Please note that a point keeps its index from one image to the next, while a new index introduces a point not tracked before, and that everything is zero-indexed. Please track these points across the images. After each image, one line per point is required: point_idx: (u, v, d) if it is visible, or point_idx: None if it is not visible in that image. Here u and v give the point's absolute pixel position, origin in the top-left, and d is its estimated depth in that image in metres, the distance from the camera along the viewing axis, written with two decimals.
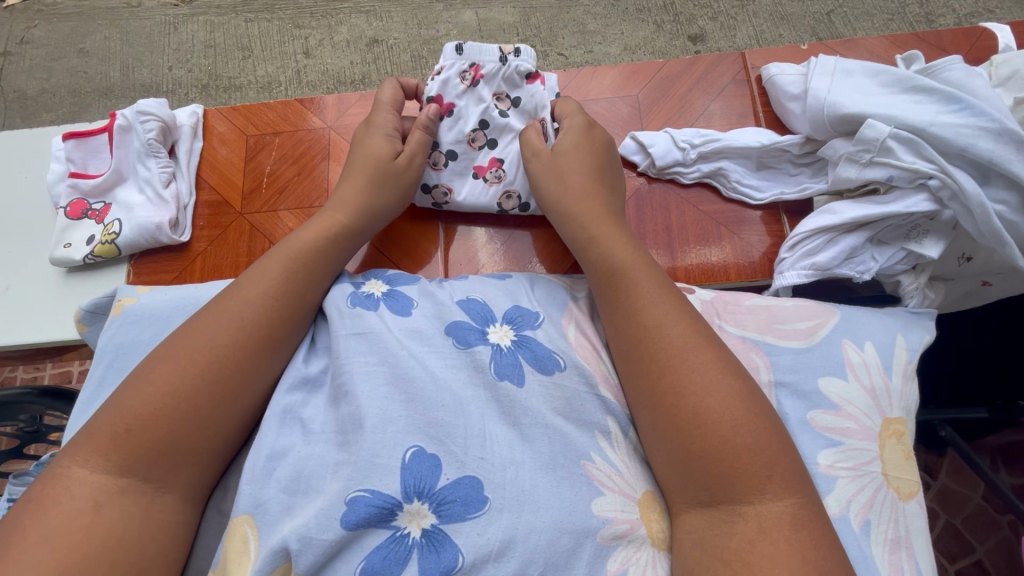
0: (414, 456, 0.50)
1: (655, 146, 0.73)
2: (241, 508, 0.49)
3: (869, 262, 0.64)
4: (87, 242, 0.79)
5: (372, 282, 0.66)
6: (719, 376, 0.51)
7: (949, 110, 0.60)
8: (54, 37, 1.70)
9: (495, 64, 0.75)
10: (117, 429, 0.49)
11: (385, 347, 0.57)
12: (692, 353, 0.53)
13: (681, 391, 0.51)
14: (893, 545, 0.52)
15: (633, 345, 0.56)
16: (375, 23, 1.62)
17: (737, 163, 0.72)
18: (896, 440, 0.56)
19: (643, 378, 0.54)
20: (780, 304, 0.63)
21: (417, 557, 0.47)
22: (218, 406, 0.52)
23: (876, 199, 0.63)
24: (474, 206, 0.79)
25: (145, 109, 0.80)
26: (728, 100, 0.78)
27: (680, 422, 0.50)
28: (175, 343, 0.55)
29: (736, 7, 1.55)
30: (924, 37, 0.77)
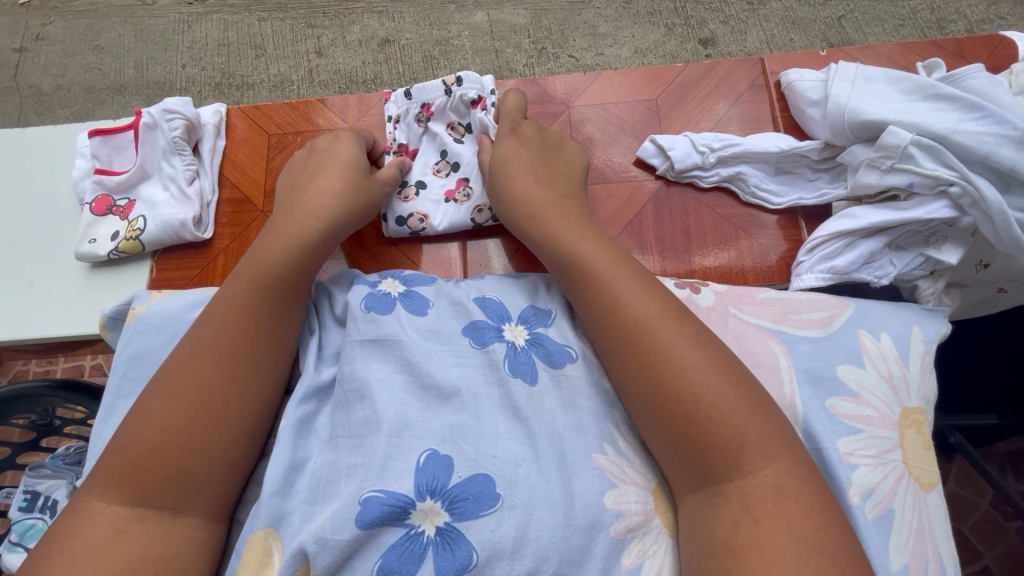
0: (429, 458, 0.51)
1: (675, 150, 0.73)
2: (262, 522, 0.50)
3: (887, 266, 0.64)
4: (112, 238, 0.80)
5: (389, 282, 0.66)
6: (684, 353, 0.51)
7: (972, 117, 0.60)
8: (70, 34, 1.71)
9: (443, 98, 0.82)
10: (128, 458, 0.50)
11: (403, 348, 0.58)
12: (661, 329, 0.53)
13: (655, 368, 0.51)
14: (916, 536, 0.52)
15: (603, 329, 0.56)
16: (387, 23, 1.63)
17: (756, 168, 0.73)
18: (915, 429, 0.56)
19: (621, 361, 0.54)
20: (793, 297, 0.64)
21: (432, 554, 0.48)
22: (210, 431, 0.52)
23: (894, 204, 0.63)
24: (452, 227, 0.80)
25: (171, 107, 0.81)
26: (746, 105, 0.79)
27: (656, 404, 0.51)
28: (174, 369, 0.54)
29: (747, 11, 1.56)
30: (942, 44, 0.78)
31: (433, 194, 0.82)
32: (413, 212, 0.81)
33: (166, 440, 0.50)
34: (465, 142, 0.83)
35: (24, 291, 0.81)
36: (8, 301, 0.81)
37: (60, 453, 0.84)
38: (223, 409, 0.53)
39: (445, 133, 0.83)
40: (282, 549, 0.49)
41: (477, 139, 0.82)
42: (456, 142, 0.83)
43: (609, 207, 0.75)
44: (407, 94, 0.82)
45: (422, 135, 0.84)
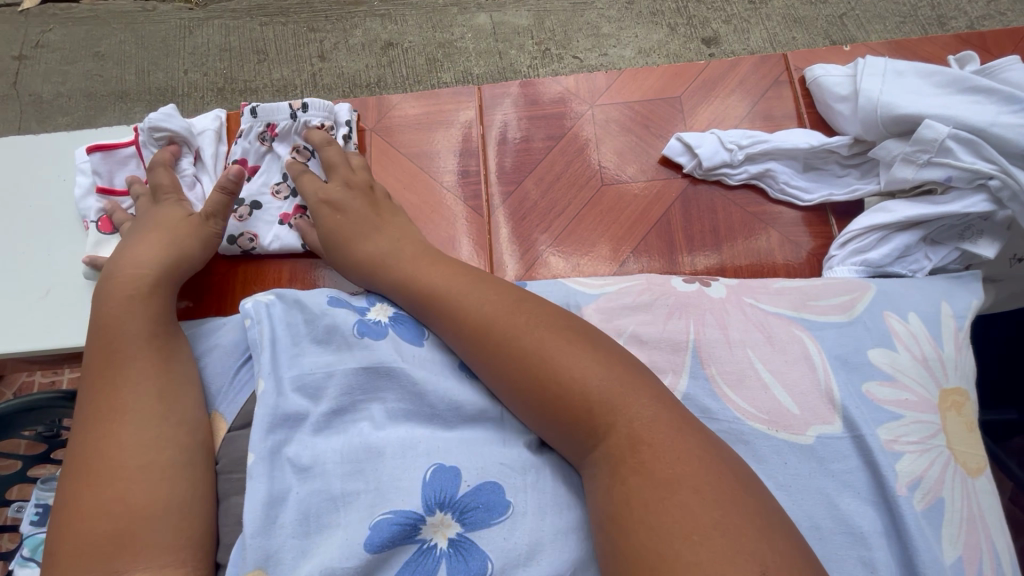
0: (435, 472, 0.51)
1: (703, 147, 0.72)
2: (250, 564, 0.47)
3: (922, 261, 0.64)
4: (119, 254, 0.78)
5: (377, 308, 0.64)
6: (524, 336, 0.54)
7: (1010, 109, 0.60)
8: (69, 41, 1.70)
9: (287, 121, 0.79)
10: (62, 552, 0.48)
11: (401, 378, 0.56)
12: (507, 319, 0.56)
13: (516, 357, 0.53)
14: (970, 524, 0.51)
15: (464, 335, 0.57)
16: (391, 26, 1.63)
17: (785, 165, 0.72)
18: (956, 412, 0.56)
19: (486, 364, 0.55)
20: (810, 284, 0.64)
21: (446, 566, 0.48)
22: (105, 491, 0.50)
23: (932, 199, 0.62)
24: (281, 249, 0.77)
25: (156, 124, 0.79)
26: (770, 102, 0.78)
27: (516, 391, 0.53)
28: (77, 450, 0.53)
29: (749, 10, 1.56)
30: (968, 39, 0.77)
31: (273, 217, 0.78)
32: (244, 233, 0.77)
33: (73, 513, 0.50)
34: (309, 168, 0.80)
35: (38, 302, 0.80)
36: (16, 312, 0.79)
37: None
38: (118, 466, 0.52)
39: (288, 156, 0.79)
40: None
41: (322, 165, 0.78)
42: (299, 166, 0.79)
43: (636, 207, 0.74)
44: (253, 111, 0.79)
45: (265, 154, 0.80)
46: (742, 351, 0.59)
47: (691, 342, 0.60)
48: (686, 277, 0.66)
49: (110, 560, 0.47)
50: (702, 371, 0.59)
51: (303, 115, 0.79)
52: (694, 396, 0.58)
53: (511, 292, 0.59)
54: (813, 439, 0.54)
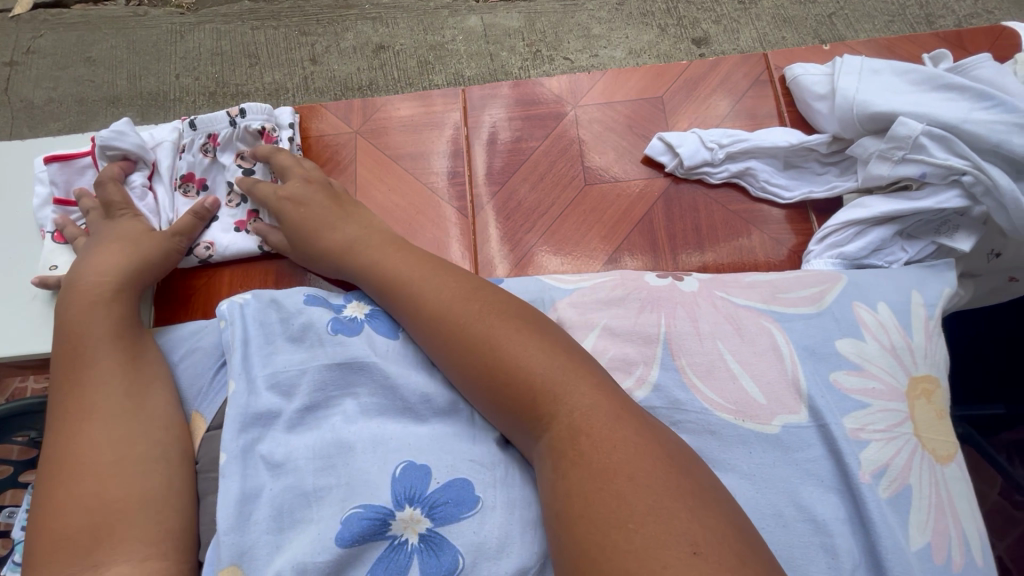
0: (404, 468, 0.51)
1: (683, 147, 0.73)
2: (225, 559, 0.48)
3: (898, 253, 0.64)
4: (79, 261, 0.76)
5: (354, 304, 0.65)
6: (476, 326, 0.55)
7: (982, 106, 0.60)
8: (61, 46, 1.70)
9: (226, 129, 0.78)
10: (39, 551, 0.48)
11: (374, 372, 0.58)
12: (461, 309, 0.57)
13: (469, 345, 0.54)
14: (938, 511, 0.52)
15: (420, 324, 0.59)
16: (381, 29, 1.63)
17: (765, 163, 0.73)
18: (926, 400, 0.56)
19: (441, 354, 0.57)
20: (779, 276, 0.65)
21: (417, 562, 0.48)
22: (81, 487, 0.51)
23: (905, 194, 0.63)
24: (237, 254, 0.77)
25: (108, 142, 0.76)
26: (751, 101, 0.79)
27: (469, 380, 0.54)
28: (49, 453, 0.53)
29: (739, 10, 1.57)
30: (944, 37, 0.78)
31: (227, 225, 0.78)
32: (199, 242, 0.76)
33: (50, 510, 0.50)
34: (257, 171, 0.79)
35: None
36: None
37: None
38: (91, 463, 0.52)
39: (233, 165, 0.79)
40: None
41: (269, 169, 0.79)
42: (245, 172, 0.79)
43: (618, 207, 0.75)
44: (190, 123, 0.78)
45: (210, 165, 0.80)
46: (712, 343, 0.60)
47: (662, 334, 0.61)
48: (660, 272, 0.67)
49: (89, 554, 0.48)
50: (673, 362, 0.60)
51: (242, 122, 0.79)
52: (672, 392, 0.58)
53: (468, 282, 0.60)
54: (779, 428, 0.55)
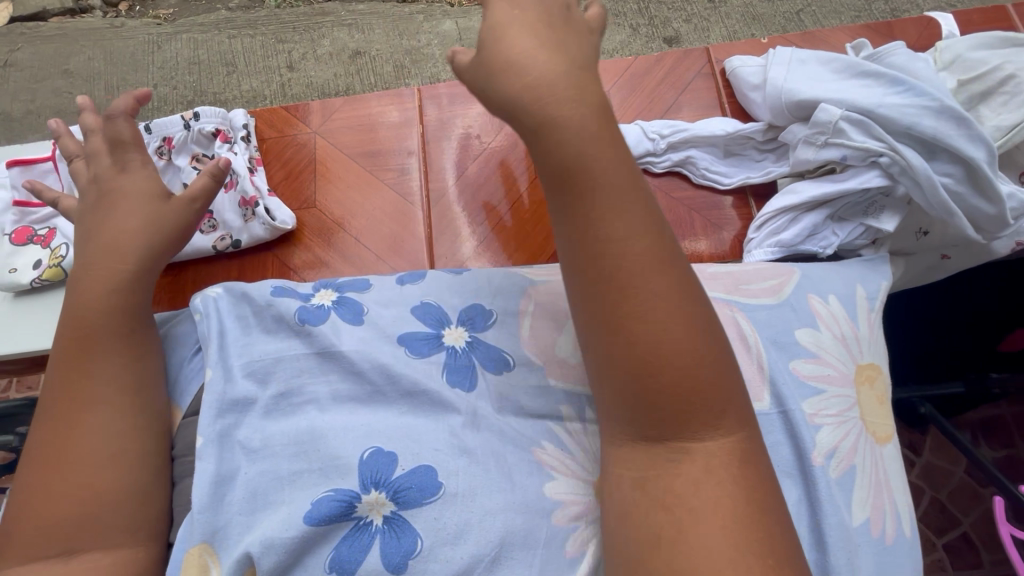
0: (372, 454, 0.52)
1: (626, 138, 0.77)
2: (197, 538, 0.50)
3: (830, 237, 0.67)
4: (35, 267, 0.78)
5: (322, 292, 0.64)
6: (683, 303, 0.44)
7: (895, 91, 0.64)
8: (39, 59, 1.71)
9: (180, 132, 0.80)
10: (18, 528, 0.50)
11: (343, 359, 0.58)
12: (670, 273, 0.44)
13: (626, 311, 0.43)
14: (877, 487, 0.55)
15: (573, 244, 0.46)
16: (357, 35, 1.66)
17: (704, 151, 0.76)
18: (870, 385, 0.59)
19: (624, 307, 0.43)
20: (742, 270, 0.67)
21: (379, 542, 0.49)
22: (76, 476, 0.51)
23: (831, 177, 0.67)
24: (191, 253, 0.78)
25: None
26: (695, 93, 0.82)
27: (638, 348, 0.43)
28: (37, 437, 0.53)
29: (709, 9, 1.61)
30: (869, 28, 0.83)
31: None
32: None
33: (41, 492, 0.50)
34: None
35: None
36: None
37: None
38: (86, 455, 0.52)
39: (188, 167, 0.80)
40: (222, 565, 0.49)
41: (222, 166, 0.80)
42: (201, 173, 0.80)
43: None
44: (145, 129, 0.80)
45: (164, 168, 0.80)
46: None
47: None
48: None
49: (69, 540, 0.49)
50: None
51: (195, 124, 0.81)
52: None
53: (656, 229, 0.45)
54: None
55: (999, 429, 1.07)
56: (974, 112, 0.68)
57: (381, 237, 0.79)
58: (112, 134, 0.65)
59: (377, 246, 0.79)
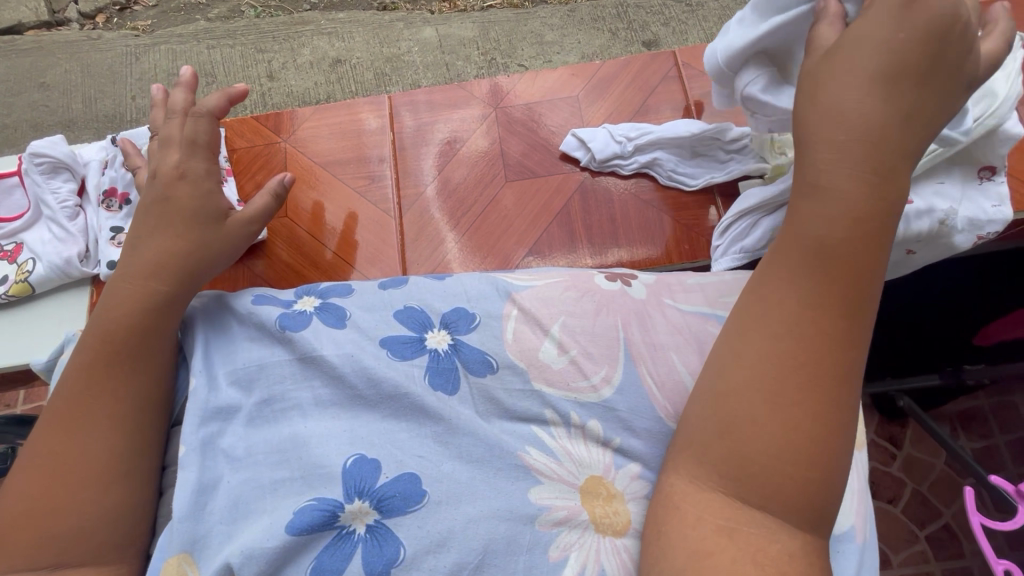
0: (355, 462, 0.50)
1: (594, 142, 0.78)
2: (176, 547, 0.47)
3: None
4: (1, 283, 0.77)
5: (305, 298, 0.61)
6: (833, 412, 0.44)
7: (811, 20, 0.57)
8: (14, 73, 1.70)
9: None
10: (1, 538, 0.47)
11: (322, 364, 0.54)
12: (828, 375, 0.44)
13: (796, 395, 0.44)
14: (858, 492, 0.56)
15: (757, 313, 0.47)
16: (337, 44, 1.66)
17: (671, 153, 0.77)
18: None
19: (775, 379, 0.44)
20: (720, 281, 0.62)
21: (361, 552, 0.47)
22: (83, 489, 0.48)
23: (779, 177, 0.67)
24: None
25: (39, 150, 0.77)
26: (663, 95, 0.84)
27: (777, 423, 0.43)
28: (35, 441, 0.50)
29: (686, 13, 1.63)
30: None
31: None
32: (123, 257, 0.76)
33: (41, 502, 0.47)
34: None
35: None
36: None
37: None
38: (92, 469, 0.49)
39: None
40: (201, 573, 0.46)
41: None
42: None
43: (535, 206, 0.79)
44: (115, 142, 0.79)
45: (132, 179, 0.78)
46: (666, 355, 0.56)
47: (622, 340, 0.57)
48: (608, 275, 0.62)
49: (58, 554, 0.46)
50: (634, 368, 0.55)
51: None
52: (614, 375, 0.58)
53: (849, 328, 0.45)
54: None
55: (978, 419, 1.09)
56: None
57: (357, 246, 0.79)
58: (191, 133, 0.66)
59: (353, 254, 0.79)
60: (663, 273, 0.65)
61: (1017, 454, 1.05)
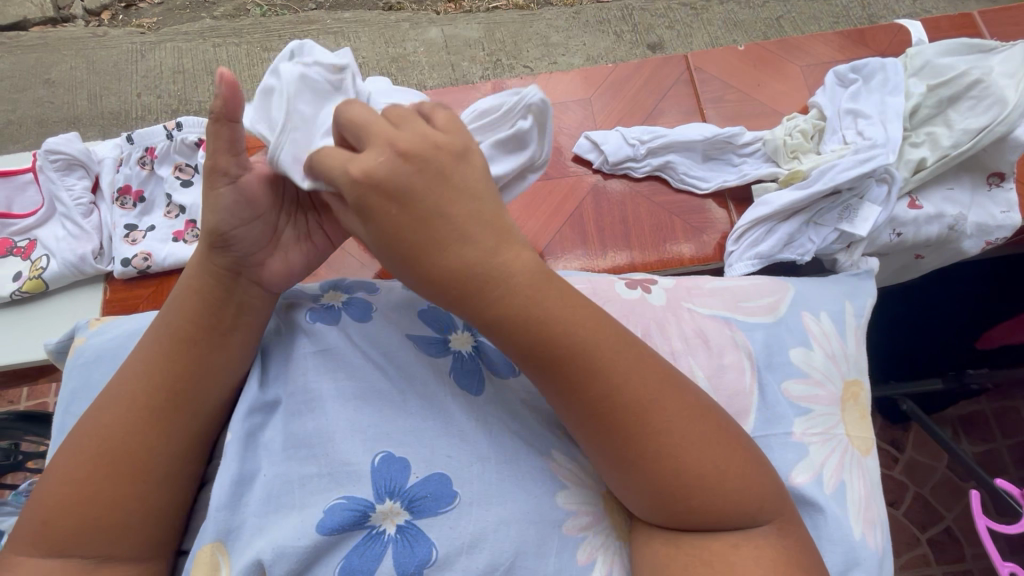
0: (383, 459, 0.50)
1: (608, 144, 0.79)
2: (209, 537, 0.49)
3: (807, 244, 0.70)
4: (15, 279, 0.78)
5: (331, 294, 0.62)
6: (690, 419, 0.46)
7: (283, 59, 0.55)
8: (19, 69, 1.69)
9: (163, 142, 0.79)
10: (47, 526, 0.49)
11: (352, 361, 0.55)
12: (653, 413, 0.46)
13: (645, 454, 0.45)
14: (866, 502, 0.57)
15: (574, 414, 0.47)
16: (343, 43, 1.66)
17: (683, 156, 0.79)
18: (853, 401, 0.61)
19: (626, 455, 0.46)
20: (738, 284, 0.67)
21: (392, 552, 0.48)
22: (125, 481, 0.50)
23: (799, 185, 0.70)
24: (175, 264, 0.77)
25: (53, 147, 0.77)
26: (675, 99, 0.86)
27: (663, 480, 0.46)
28: (82, 432, 0.52)
29: (691, 16, 1.63)
30: (829, 39, 0.89)
31: (164, 236, 0.78)
32: (138, 255, 0.77)
33: (83, 491, 0.49)
34: (195, 181, 0.80)
35: None
36: None
37: (22, 488, 0.75)
38: (133, 462, 0.50)
39: (172, 177, 0.80)
40: (233, 565, 0.48)
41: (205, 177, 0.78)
42: (184, 182, 0.79)
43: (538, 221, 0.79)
44: (128, 139, 0.80)
45: (148, 178, 0.80)
46: (684, 361, 0.59)
47: None
48: (628, 283, 0.66)
49: (96, 545, 0.48)
50: None
51: (178, 135, 0.79)
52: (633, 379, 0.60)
53: (638, 358, 0.47)
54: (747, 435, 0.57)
55: (980, 422, 1.10)
56: (943, 115, 0.71)
57: None
58: None
59: None
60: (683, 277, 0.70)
61: (1017, 458, 1.06)
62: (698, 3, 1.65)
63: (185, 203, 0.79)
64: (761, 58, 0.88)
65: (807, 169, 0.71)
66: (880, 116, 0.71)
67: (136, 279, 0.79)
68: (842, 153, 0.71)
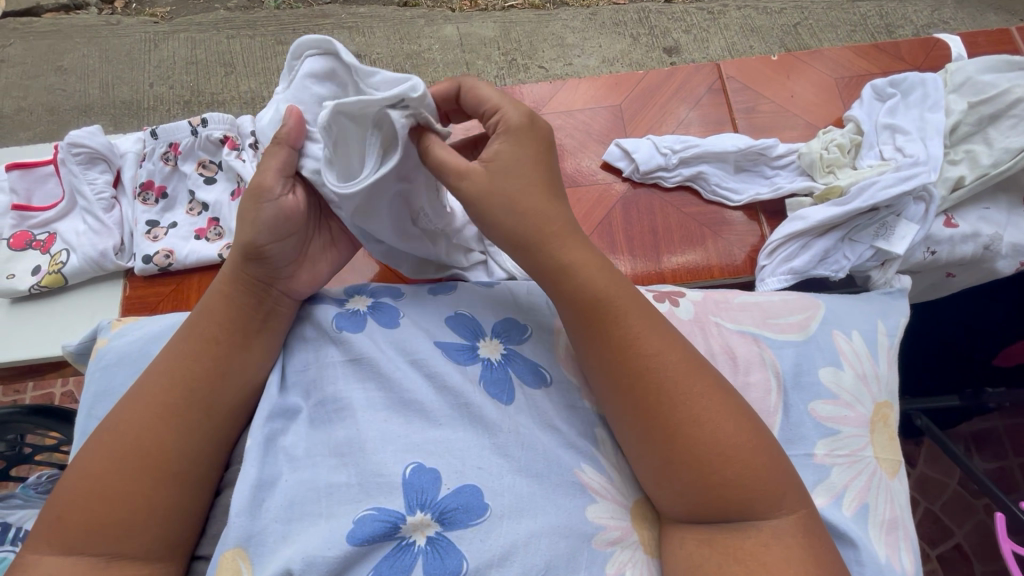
0: (414, 470, 0.49)
1: (639, 153, 0.78)
2: (231, 541, 0.47)
3: (842, 261, 0.69)
4: (34, 273, 0.76)
5: (357, 298, 0.61)
6: (723, 400, 0.49)
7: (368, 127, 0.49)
8: (31, 56, 1.68)
9: (188, 138, 0.78)
10: (65, 528, 0.47)
11: (380, 369, 0.54)
12: (690, 386, 0.49)
13: (678, 422, 0.48)
14: (890, 526, 0.56)
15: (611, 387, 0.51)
16: (358, 38, 1.65)
17: (715, 167, 0.78)
18: (883, 424, 0.60)
19: (660, 428, 0.48)
20: (769, 300, 0.65)
21: (422, 563, 0.47)
22: (146, 483, 0.49)
23: (838, 201, 0.70)
24: (197, 263, 0.77)
25: (77, 140, 0.76)
26: (705, 108, 0.84)
27: (696, 456, 0.47)
28: (103, 433, 0.51)
29: (708, 20, 1.62)
30: (861, 51, 0.88)
31: (187, 233, 0.78)
32: (159, 252, 0.76)
33: (105, 493, 0.48)
34: (219, 179, 0.79)
35: None
36: None
37: (32, 481, 0.72)
38: (156, 466, 0.50)
39: (195, 173, 0.79)
40: (255, 572, 0.46)
41: (229, 175, 0.78)
42: (207, 180, 0.78)
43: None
44: (153, 133, 0.78)
45: (171, 174, 0.79)
46: None
47: None
48: (657, 297, 0.65)
49: (113, 545, 0.47)
50: None
51: (204, 131, 0.78)
52: None
53: (675, 337, 0.51)
54: None
55: (993, 440, 1.09)
56: (983, 133, 0.70)
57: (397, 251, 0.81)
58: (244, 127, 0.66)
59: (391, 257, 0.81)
60: (710, 289, 0.69)
61: None
62: (715, 7, 1.64)
63: (209, 201, 0.78)
64: (793, 69, 0.87)
65: (846, 184, 0.71)
66: (919, 133, 0.71)
67: (157, 276, 0.78)
68: (883, 170, 0.70)
